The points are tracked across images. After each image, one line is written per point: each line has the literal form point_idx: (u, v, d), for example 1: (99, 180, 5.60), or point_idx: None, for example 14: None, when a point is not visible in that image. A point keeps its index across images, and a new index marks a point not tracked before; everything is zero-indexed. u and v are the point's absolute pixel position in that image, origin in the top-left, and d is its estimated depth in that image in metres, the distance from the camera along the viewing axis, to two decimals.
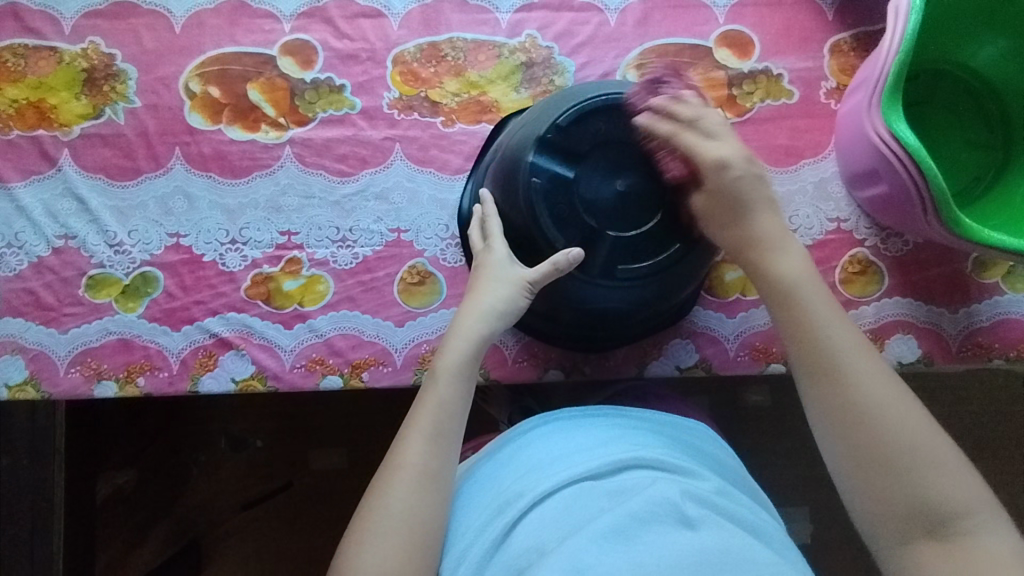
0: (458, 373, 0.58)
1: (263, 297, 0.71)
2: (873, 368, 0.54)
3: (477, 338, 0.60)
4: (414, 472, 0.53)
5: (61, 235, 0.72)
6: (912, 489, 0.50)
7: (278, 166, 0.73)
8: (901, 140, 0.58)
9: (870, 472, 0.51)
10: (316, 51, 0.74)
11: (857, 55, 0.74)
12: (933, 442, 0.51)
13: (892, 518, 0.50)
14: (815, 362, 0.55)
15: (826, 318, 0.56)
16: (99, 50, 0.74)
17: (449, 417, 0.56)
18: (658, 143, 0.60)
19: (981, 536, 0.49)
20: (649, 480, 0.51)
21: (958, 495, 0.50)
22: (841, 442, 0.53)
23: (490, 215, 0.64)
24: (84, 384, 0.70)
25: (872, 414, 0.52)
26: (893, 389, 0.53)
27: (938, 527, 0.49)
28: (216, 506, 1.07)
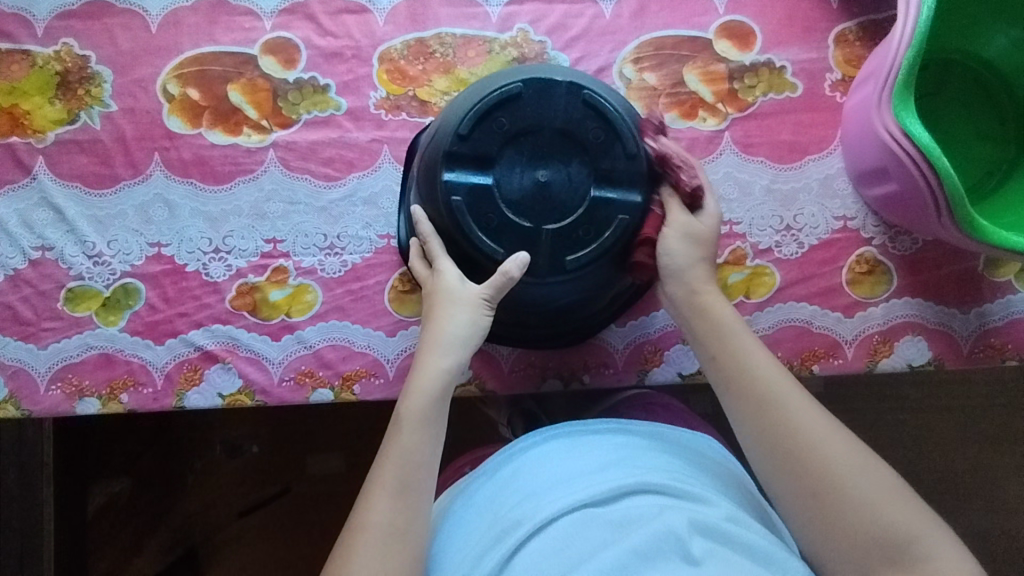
0: (426, 415, 0.55)
1: (249, 308, 0.69)
2: (810, 406, 0.54)
3: (445, 371, 0.57)
4: (385, 530, 0.50)
5: (38, 246, 0.69)
6: (873, 519, 0.49)
7: (262, 171, 0.70)
8: (912, 138, 0.55)
9: (830, 510, 0.51)
10: (298, 49, 0.71)
11: (863, 45, 0.71)
12: (884, 476, 0.51)
13: (849, 547, 0.50)
14: (753, 402, 0.55)
15: (761, 361, 0.56)
16: (72, 52, 0.71)
17: (416, 466, 0.53)
18: (562, 123, 0.58)
19: (938, 560, 0.48)
20: (655, 510, 0.50)
21: (907, 524, 0.49)
22: (788, 479, 0.52)
23: (428, 236, 0.61)
24: (65, 402, 0.68)
25: (813, 452, 0.52)
26: (821, 420, 0.53)
27: (898, 556, 0.48)
28: (212, 514, 1.05)
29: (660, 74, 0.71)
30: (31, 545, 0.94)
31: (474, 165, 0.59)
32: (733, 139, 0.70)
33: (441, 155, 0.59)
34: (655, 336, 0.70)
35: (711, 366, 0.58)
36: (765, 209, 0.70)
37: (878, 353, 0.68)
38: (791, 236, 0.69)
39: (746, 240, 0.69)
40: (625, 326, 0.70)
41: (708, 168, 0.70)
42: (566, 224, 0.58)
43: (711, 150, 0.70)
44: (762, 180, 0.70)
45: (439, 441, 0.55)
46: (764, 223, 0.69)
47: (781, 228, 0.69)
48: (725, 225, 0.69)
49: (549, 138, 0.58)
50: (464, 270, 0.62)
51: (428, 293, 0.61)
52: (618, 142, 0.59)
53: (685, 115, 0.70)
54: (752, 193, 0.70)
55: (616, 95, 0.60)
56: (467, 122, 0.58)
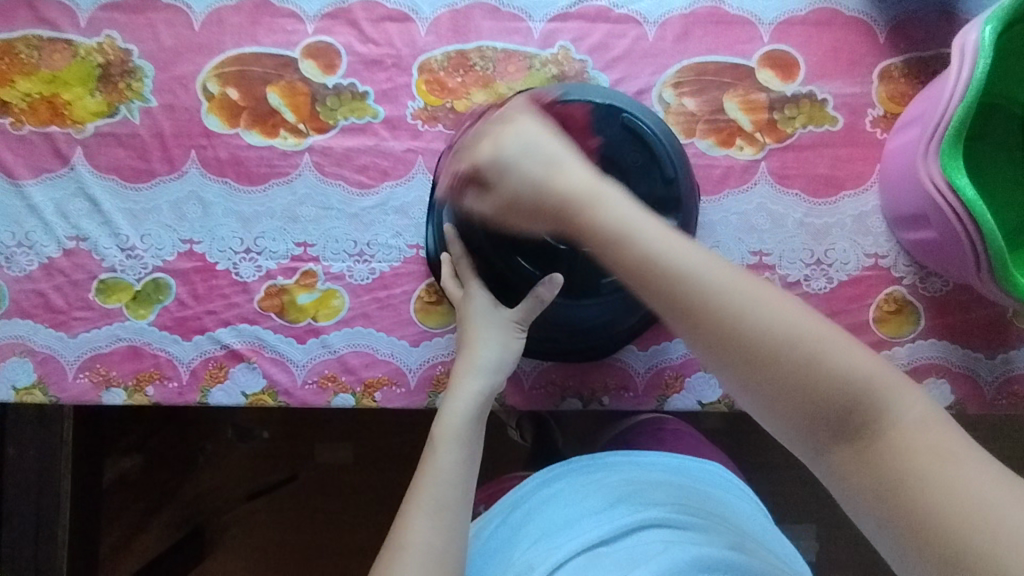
0: (460, 437, 0.55)
1: (276, 309, 0.69)
2: (720, 268, 0.45)
3: (478, 394, 0.57)
4: (423, 552, 0.50)
5: (72, 236, 0.70)
6: (822, 383, 0.43)
7: (296, 174, 0.70)
8: (958, 193, 0.55)
9: (755, 385, 0.44)
10: (339, 54, 0.71)
11: (908, 82, 0.70)
12: (814, 331, 0.44)
13: (798, 429, 0.44)
14: (641, 270, 0.46)
15: (652, 229, 0.46)
16: (115, 45, 0.71)
17: (451, 486, 0.53)
18: (600, 147, 0.59)
19: (903, 415, 0.42)
20: (660, 546, 0.51)
21: (852, 370, 0.42)
22: (727, 367, 0.45)
23: (459, 258, 0.60)
24: (91, 390, 0.69)
25: (739, 331, 0.44)
26: (750, 289, 0.45)
27: (845, 420, 0.43)
28: (220, 496, 1.07)
29: (700, 99, 0.70)
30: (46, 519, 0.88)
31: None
32: (769, 170, 0.70)
33: None
34: (677, 362, 0.70)
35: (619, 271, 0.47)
36: (796, 241, 0.69)
37: None
38: (821, 271, 0.69)
39: (775, 272, 0.69)
40: (649, 350, 0.70)
41: (741, 197, 0.70)
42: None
43: (746, 179, 0.70)
44: (796, 213, 0.70)
45: (473, 463, 0.55)
46: (794, 256, 0.69)
47: (811, 262, 0.69)
48: (755, 256, 0.69)
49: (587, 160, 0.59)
50: (495, 288, 0.62)
51: (460, 314, 0.61)
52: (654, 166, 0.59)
53: (722, 142, 0.70)
54: (785, 226, 0.70)
55: (653, 119, 0.60)
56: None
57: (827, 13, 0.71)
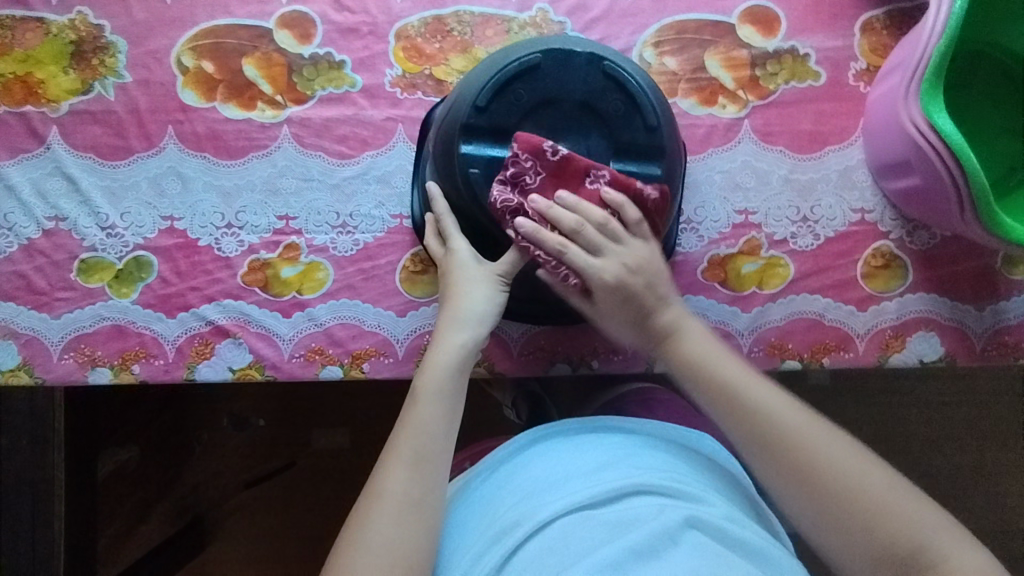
0: (442, 390, 0.55)
1: (260, 284, 0.69)
2: (810, 424, 0.53)
3: (459, 347, 0.57)
4: (399, 502, 0.50)
5: (51, 216, 0.69)
6: (881, 527, 0.49)
7: (275, 146, 0.70)
8: (939, 131, 0.55)
9: (830, 522, 0.50)
10: (314, 24, 0.70)
11: (890, 34, 0.70)
12: (885, 481, 0.51)
13: (864, 570, 0.49)
14: (754, 435, 0.54)
15: (763, 394, 0.55)
16: (87, 21, 0.70)
17: (430, 437, 0.53)
18: (581, 95, 0.58)
19: (960, 564, 0.48)
20: (653, 510, 0.50)
21: (913, 525, 0.49)
22: (799, 499, 0.52)
23: (444, 215, 0.60)
24: (77, 371, 0.68)
25: (814, 467, 0.52)
26: (822, 433, 0.53)
27: (908, 565, 0.48)
28: (217, 485, 1.07)
29: (680, 58, 0.70)
30: (43, 508, 0.88)
31: (492, 137, 0.59)
32: (753, 128, 0.69)
33: (458, 128, 0.58)
34: None
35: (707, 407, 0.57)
36: (782, 198, 0.69)
37: (890, 348, 0.68)
38: (807, 228, 0.69)
39: (761, 230, 0.69)
40: None
41: (726, 156, 0.69)
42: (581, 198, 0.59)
43: (730, 137, 0.69)
44: (780, 170, 0.69)
45: (455, 415, 0.55)
46: (780, 213, 0.69)
47: (798, 219, 0.69)
48: (741, 215, 0.69)
49: (564, 110, 0.59)
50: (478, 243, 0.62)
51: (443, 266, 0.60)
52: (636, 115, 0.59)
53: (704, 101, 0.69)
54: (770, 183, 0.69)
55: (636, 68, 0.60)
56: (485, 96, 0.58)
57: None
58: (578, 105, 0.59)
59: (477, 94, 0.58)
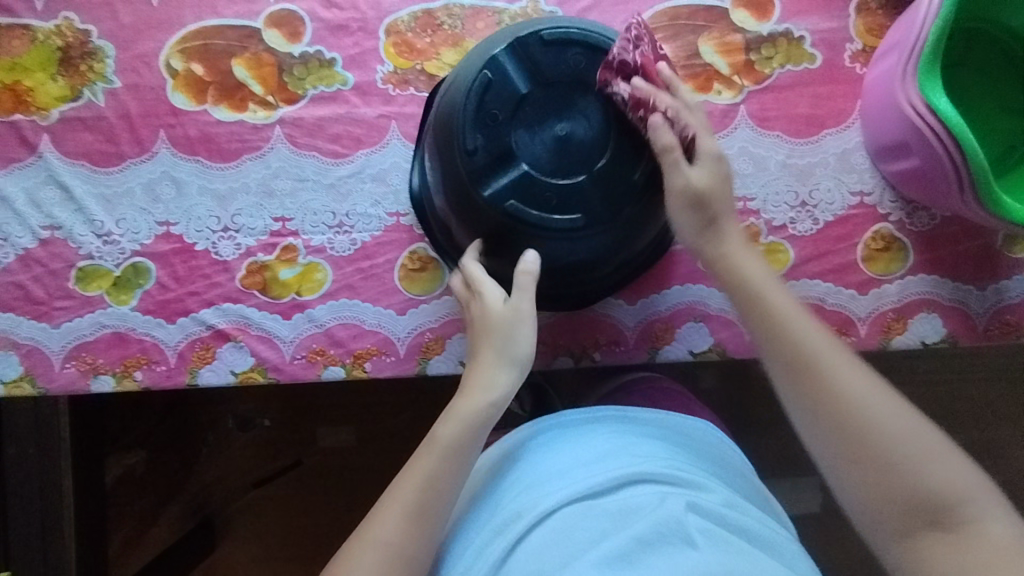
0: (453, 451, 0.54)
1: (259, 287, 0.69)
2: (862, 377, 0.55)
3: (476, 411, 0.56)
4: (391, 556, 0.50)
5: (46, 225, 0.69)
6: (907, 476, 0.51)
7: (268, 147, 0.69)
8: (938, 113, 0.55)
9: (873, 468, 0.52)
10: (303, 22, 0.70)
11: (886, 14, 0.69)
12: (921, 435, 0.52)
13: (895, 516, 0.51)
14: (803, 366, 0.55)
15: (818, 338, 0.56)
16: (73, 26, 0.69)
17: (433, 496, 0.53)
18: (558, 75, 0.57)
19: (986, 523, 0.49)
20: (656, 498, 0.50)
21: (953, 484, 0.50)
22: (827, 442, 0.54)
23: (471, 265, 0.61)
24: (80, 379, 0.68)
25: (859, 414, 0.53)
26: (866, 380, 0.54)
27: (942, 517, 0.50)
28: (224, 487, 1.07)
29: (674, 45, 0.69)
30: (53, 517, 0.87)
31: (499, 164, 0.57)
32: (749, 113, 0.69)
33: (458, 150, 0.57)
34: (666, 313, 0.69)
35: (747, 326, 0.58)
36: (780, 183, 0.68)
37: (892, 330, 0.68)
38: (806, 212, 0.68)
39: (760, 216, 0.68)
40: (638, 304, 0.69)
41: (722, 142, 0.69)
42: (610, 158, 0.57)
43: (726, 124, 0.69)
44: (778, 155, 0.69)
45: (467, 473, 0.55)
46: (779, 199, 0.68)
47: (796, 204, 0.68)
48: (739, 201, 0.68)
49: (541, 91, 0.57)
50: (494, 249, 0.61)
51: (476, 317, 0.60)
52: (601, 55, 0.58)
53: (699, 87, 0.69)
54: (768, 168, 0.69)
55: (571, 22, 0.59)
56: (469, 115, 0.57)
57: None
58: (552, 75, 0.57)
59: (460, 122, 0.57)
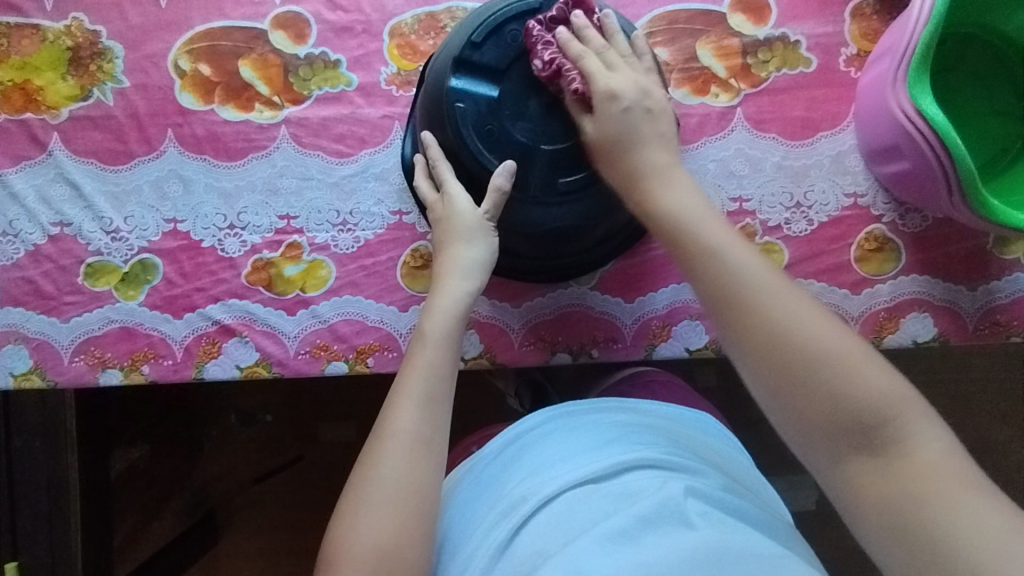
0: (447, 336, 0.57)
1: (264, 283, 0.70)
2: (785, 292, 0.52)
3: (464, 297, 0.59)
4: (409, 439, 0.52)
5: (56, 222, 0.70)
6: (842, 399, 0.48)
7: (274, 147, 0.71)
8: (928, 117, 0.56)
9: (795, 395, 0.49)
10: (309, 24, 0.71)
11: (881, 19, 0.70)
12: (859, 359, 0.49)
13: (818, 440, 0.49)
14: (720, 294, 0.52)
15: (744, 263, 0.52)
16: (83, 27, 0.71)
17: (438, 379, 0.55)
18: (506, 55, 0.58)
19: (914, 441, 0.47)
20: (655, 482, 0.51)
21: (882, 402, 0.48)
22: (763, 378, 0.51)
23: (438, 161, 0.61)
24: (88, 373, 0.70)
25: (784, 339, 0.50)
26: (794, 305, 0.51)
27: (865, 437, 0.48)
28: (231, 479, 1.09)
29: (672, 49, 0.70)
30: (59, 509, 0.88)
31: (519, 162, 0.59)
32: (745, 116, 0.70)
33: (469, 160, 0.59)
34: (663, 312, 0.70)
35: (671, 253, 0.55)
36: (776, 185, 0.70)
37: (884, 329, 0.69)
38: (800, 214, 0.70)
39: (756, 217, 0.70)
40: (634, 302, 0.70)
41: (719, 144, 0.70)
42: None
43: (723, 126, 0.70)
44: (774, 157, 0.70)
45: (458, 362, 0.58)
46: (774, 200, 0.70)
47: (791, 205, 0.70)
48: (735, 202, 0.70)
49: (511, 84, 0.58)
50: (474, 193, 0.62)
51: (440, 217, 0.61)
52: (534, 16, 0.58)
53: (697, 90, 0.70)
54: (764, 170, 0.70)
55: (489, 5, 0.59)
56: (473, 135, 0.58)
57: None
58: (509, 60, 0.58)
59: (468, 147, 0.58)
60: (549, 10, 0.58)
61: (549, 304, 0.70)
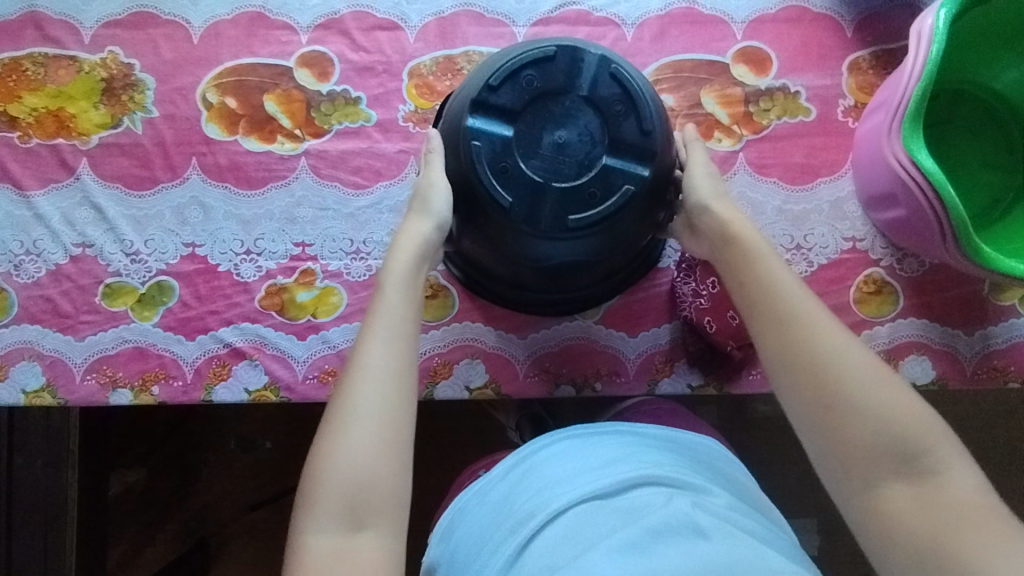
0: (406, 281, 0.59)
1: (277, 308, 0.72)
2: (829, 322, 0.57)
3: (421, 245, 0.61)
4: (378, 372, 0.55)
5: (79, 243, 0.73)
6: (885, 426, 0.53)
7: (294, 177, 0.73)
8: (921, 168, 0.59)
9: (837, 416, 0.54)
10: (332, 63, 0.75)
11: (877, 73, 0.74)
12: (897, 392, 0.54)
13: (863, 459, 0.52)
14: (775, 317, 0.57)
15: (798, 297, 0.57)
16: (118, 60, 0.75)
17: (402, 318, 0.58)
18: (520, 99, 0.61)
19: (952, 476, 0.51)
20: (662, 498, 0.52)
21: (921, 432, 0.52)
22: (807, 398, 0.55)
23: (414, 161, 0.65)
24: (99, 391, 0.71)
25: (829, 365, 0.55)
26: (841, 338, 0.56)
27: (909, 465, 0.52)
28: (227, 506, 1.06)
29: (678, 95, 0.74)
30: (55, 529, 0.89)
31: (533, 202, 0.60)
32: (747, 160, 0.73)
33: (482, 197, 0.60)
34: (666, 347, 0.71)
35: (741, 286, 0.60)
36: (777, 227, 0.72)
37: None
38: (801, 255, 0.72)
39: None
40: (638, 336, 0.72)
41: None
42: (609, 127, 0.61)
43: (726, 170, 0.73)
44: (775, 201, 0.72)
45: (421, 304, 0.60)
46: (775, 242, 0.72)
47: (791, 247, 0.72)
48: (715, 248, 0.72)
49: (524, 125, 0.61)
50: (483, 233, 0.63)
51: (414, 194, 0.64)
52: (548, 62, 0.61)
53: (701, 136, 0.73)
54: (765, 213, 0.72)
55: (505, 52, 0.62)
56: (488, 173, 0.60)
57: (797, 10, 0.75)
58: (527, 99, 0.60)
59: (483, 183, 0.60)
60: (562, 56, 0.61)
61: (553, 336, 0.72)
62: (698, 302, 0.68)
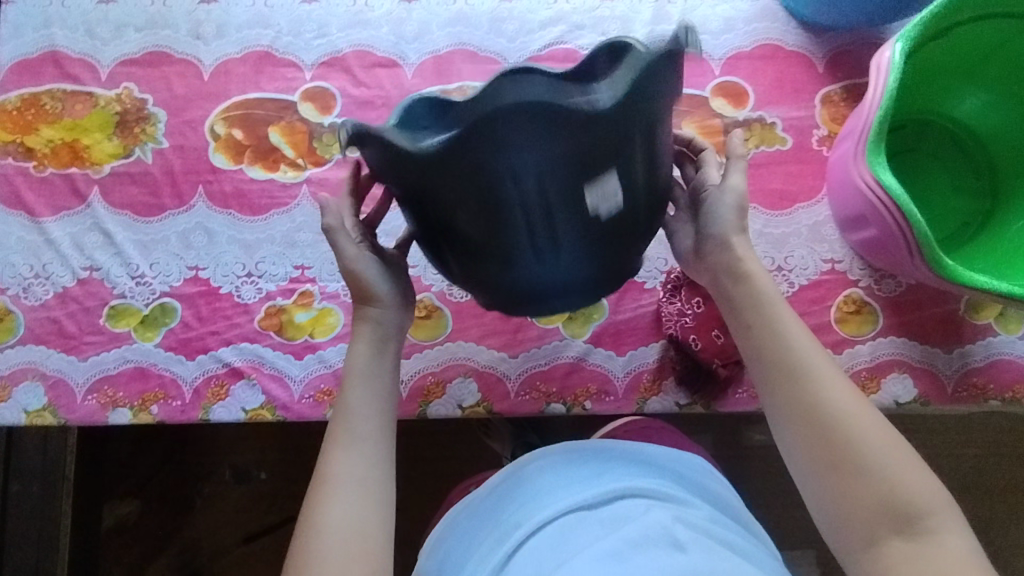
0: (368, 373, 0.60)
1: (275, 328, 0.74)
2: (835, 374, 0.56)
3: (377, 338, 0.61)
4: (345, 480, 0.55)
5: (86, 266, 0.75)
6: (885, 487, 0.52)
7: (295, 204, 0.77)
8: (885, 187, 0.62)
9: (833, 471, 0.54)
10: (334, 97, 0.79)
11: (847, 105, 0.78)
12: (901, 453, 0.53)
13: (860, 518, 0.52)
14: (779, 368, 0.57)
15: (805, 349, 0.57)
16: (132, 95, 0.79)
17: (366, 417, 0.58)
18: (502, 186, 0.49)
19: (946, 536, 0.50)
20: (642, 509, 0.53)
21: (922, 497, 0.51)
22: (808, 449, 0.55)
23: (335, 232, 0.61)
24: (99, 411, 0.72)
25: (829, 419, 0.55)
26: (844, 392, 0.55)
27: (906, 523, 0.51)
28: (218, 538, 1.04)
29: None
30: (46, 558, 0.91)
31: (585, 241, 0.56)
32: None
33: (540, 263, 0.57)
34: (653, 365, 0.73)
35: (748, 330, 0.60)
36: (757, 250, 0.75)
37: (866, 389, 0.72)
38: (781, 276, 0.74)
39: None
40: (627, 355, 0.74)
41: None
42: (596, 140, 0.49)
43: None
44: (755, 225, 0.76)
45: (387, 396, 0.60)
46: None
47: (772, 269, 0.75)
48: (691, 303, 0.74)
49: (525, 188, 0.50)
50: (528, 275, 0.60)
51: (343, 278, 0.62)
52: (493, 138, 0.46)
53: None
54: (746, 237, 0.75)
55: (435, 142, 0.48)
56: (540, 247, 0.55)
57: (770, 48, 0.80)
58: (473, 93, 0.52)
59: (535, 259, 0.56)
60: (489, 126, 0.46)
61: (543, 355, 0.73)
62: (684, 320, 0.71)
